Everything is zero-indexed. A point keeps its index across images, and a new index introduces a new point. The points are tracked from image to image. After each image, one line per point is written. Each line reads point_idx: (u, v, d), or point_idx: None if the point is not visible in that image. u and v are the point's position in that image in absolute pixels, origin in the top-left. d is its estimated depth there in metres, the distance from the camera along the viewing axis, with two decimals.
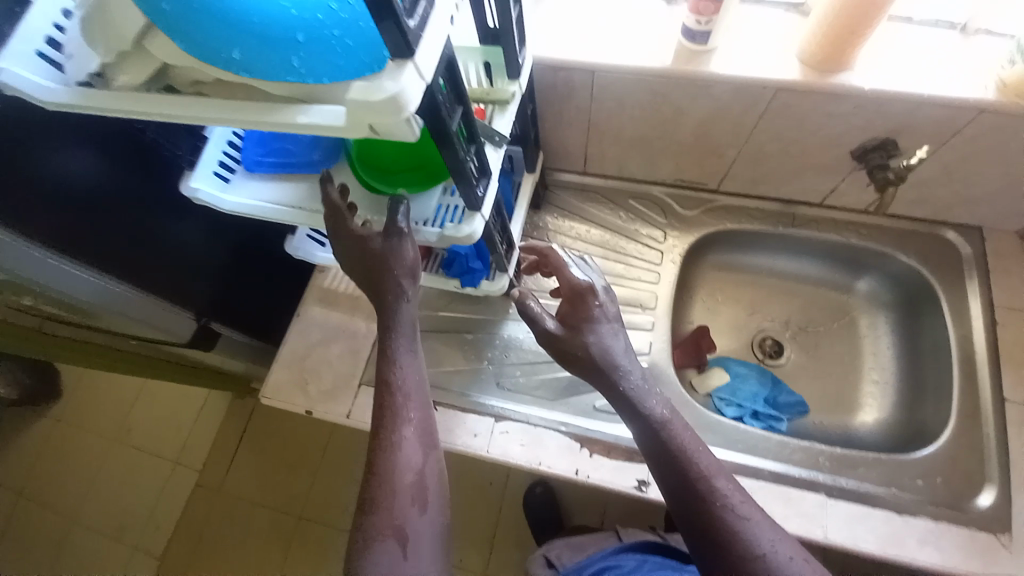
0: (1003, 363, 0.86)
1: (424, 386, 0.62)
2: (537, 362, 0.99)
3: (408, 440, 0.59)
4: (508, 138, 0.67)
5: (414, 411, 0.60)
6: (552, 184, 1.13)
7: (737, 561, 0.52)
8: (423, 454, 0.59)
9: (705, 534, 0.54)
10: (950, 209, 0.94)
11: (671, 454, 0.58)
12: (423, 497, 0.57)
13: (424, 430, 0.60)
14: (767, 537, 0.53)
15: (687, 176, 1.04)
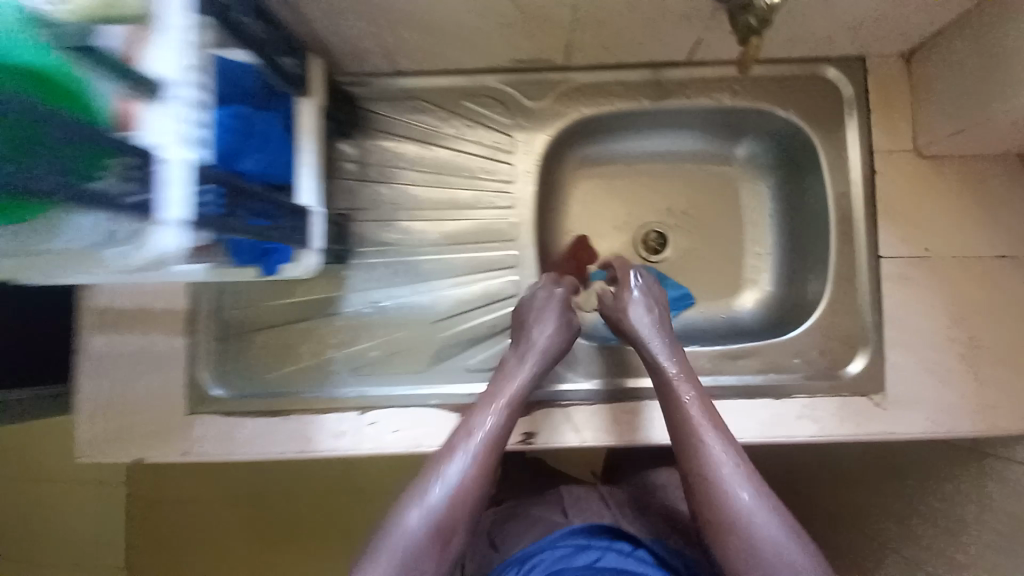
0: (878, 216, 0.80)
1: (505, 415, 0.68)
2: (390, 334, 0.80)
3: (455, 460, 0.63)
4: (168, 85, 0.46)
5: (472, 435, 0.65)
6: (356, 99, 0.83)
7: (705, 498, 0.63)
8: (471, 474, 0.63)
9: (693, 481, 0.64)
10: (830, 41, 0.77)
11: (683, 417, 0.67)
12: (466, 506, 0.62)
13: (481, 457, 0.64)
14: (742, 482, 0.62)
15: (524, 55, 0.79)
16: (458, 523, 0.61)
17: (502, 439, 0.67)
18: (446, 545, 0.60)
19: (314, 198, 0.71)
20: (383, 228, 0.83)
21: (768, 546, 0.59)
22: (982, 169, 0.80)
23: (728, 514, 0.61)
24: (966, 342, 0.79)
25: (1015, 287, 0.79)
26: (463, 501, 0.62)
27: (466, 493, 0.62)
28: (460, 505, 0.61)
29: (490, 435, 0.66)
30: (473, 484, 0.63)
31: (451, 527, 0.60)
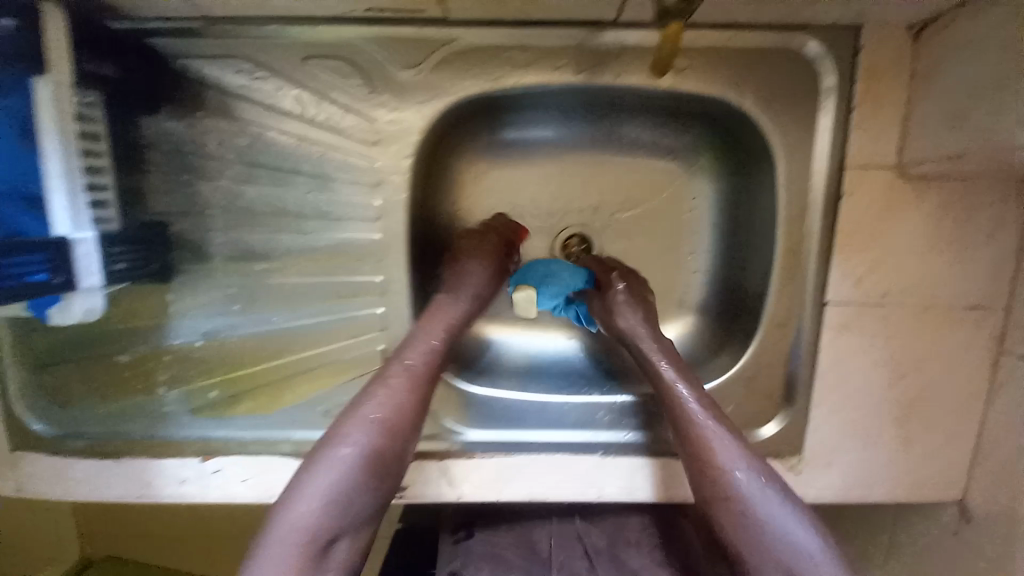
0: (833, 251, 0.65)
1: (440, 339, 0.60)
2: (233, 373, 0.67)
3: (356, 432, 0.51)
4: None
5: (393, 398, 0.54)
6: (156, 55, 0.59)
7: (696, 463, 0.57)
8: (399, 404, 0.54)
9: (692, 457, 0.57)
10: (815, 5, 0.54)
11: (661, 375, 0.62)
12: (396, 440, 0.53)
13: (410, 386, 0.55)
14: (731, 444, 0.56)
15: (383, 4, 0.55)
16: (387, 462, 0.51)
17: (437, 367, 0.58)
18: (375, 485, 0.50)
19: (81, 220, 0.54)
20: (213, 240, 0.66)
21: (762, 517, 0.52)
22: (977, 198, 0.62)
23: (717, 479, 0.55)
24: (904, 401, 0.69)
25: (975, 343, 0.67)
26: (393, 434, 0.52)
27: (396, 426, 0.53)
28: (386, 439, 0.52)
29: (425, 363, 0.57)
30: (405, 415, 0.54)
31: (379, 464, 0.50)
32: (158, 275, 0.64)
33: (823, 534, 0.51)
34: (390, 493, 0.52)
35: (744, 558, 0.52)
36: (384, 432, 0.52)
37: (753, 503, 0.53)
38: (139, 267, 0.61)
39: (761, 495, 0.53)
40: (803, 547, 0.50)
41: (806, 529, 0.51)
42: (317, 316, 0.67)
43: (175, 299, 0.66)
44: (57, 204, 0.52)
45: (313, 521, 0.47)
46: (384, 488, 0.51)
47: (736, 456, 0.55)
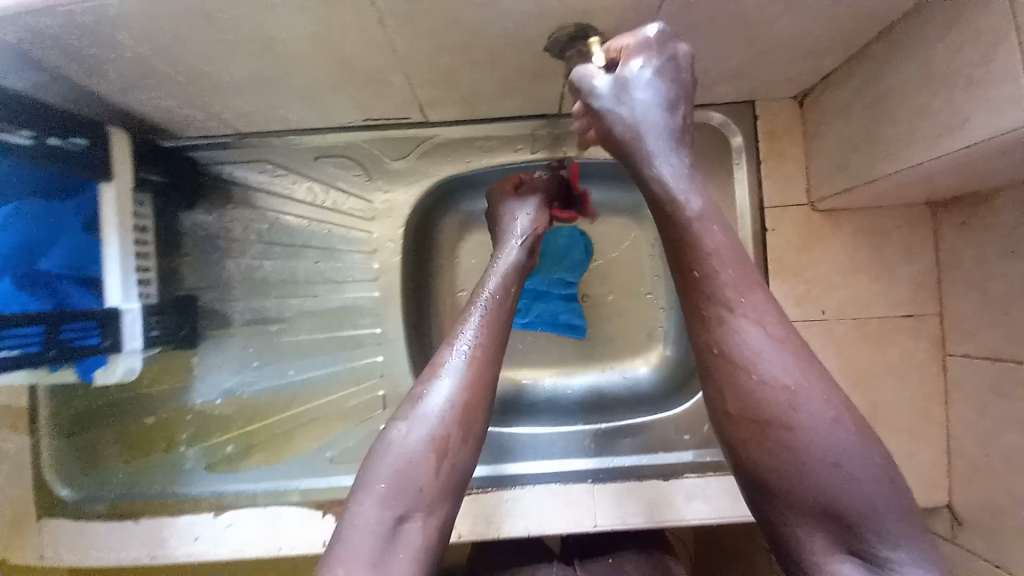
0: (772, 277, 0.74)
1: (496, 316, 0.59)
2: (248, 427, 0.74)
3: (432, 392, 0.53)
4: None
5: (473, 371, 0.54)
6: (196, 164, 0.76)
7: (818, 506, 0.41)
8: (472, 386, 0.54)
9: (815, 502, 0.41)
10: (713, 89, 0.70)
11: (786, 388, 0.43)
12: (467, 417, 0.52)
13: (479, 366, 0.55)
14: (763, 338, 0.44)
15: (379, 114, 0.71)
16: (459, 443, 0.51)
17: (500, 348, 0.57)
18: (450, 464, 0.51)
19: (128, 293, 0.64)
20: (235, 308, 0.76)
21: (792, 420, 0.42)
22: (885, 223, 0.73)
23: (736, 378, 0.44)
24: (867, 410, 0.73)
25: (921, 350, 0.73)
26: (465, 413, 0.52)
27: (468, 406, 0.53)
28: (461, 418, 0.52)
29: (489, 346, 0.56)
30: (477, 394, 0.54)
31: (450, 445, 0.51)
32: (186, 341, 0.73)
33: (877, 457, 0.41)
34: (470, 466, 0.53)
35: (780, 490, 0.42)
36: (459, 412, 0.52)
37: (787, 407, 0.42)
38: (172, 333, 0.71)
39: (796, 393, 0.42)
40: (838, 459, 0.41)
41: (855, 445, 0.41)
42: (320, 369, 0.75)
43: (197, 362, 0.75)
44: (111, 282, 0.63)
45: (394, 496, 0.48)
46: (462, 464, 0.52)
47: (766, 353, 0.43)
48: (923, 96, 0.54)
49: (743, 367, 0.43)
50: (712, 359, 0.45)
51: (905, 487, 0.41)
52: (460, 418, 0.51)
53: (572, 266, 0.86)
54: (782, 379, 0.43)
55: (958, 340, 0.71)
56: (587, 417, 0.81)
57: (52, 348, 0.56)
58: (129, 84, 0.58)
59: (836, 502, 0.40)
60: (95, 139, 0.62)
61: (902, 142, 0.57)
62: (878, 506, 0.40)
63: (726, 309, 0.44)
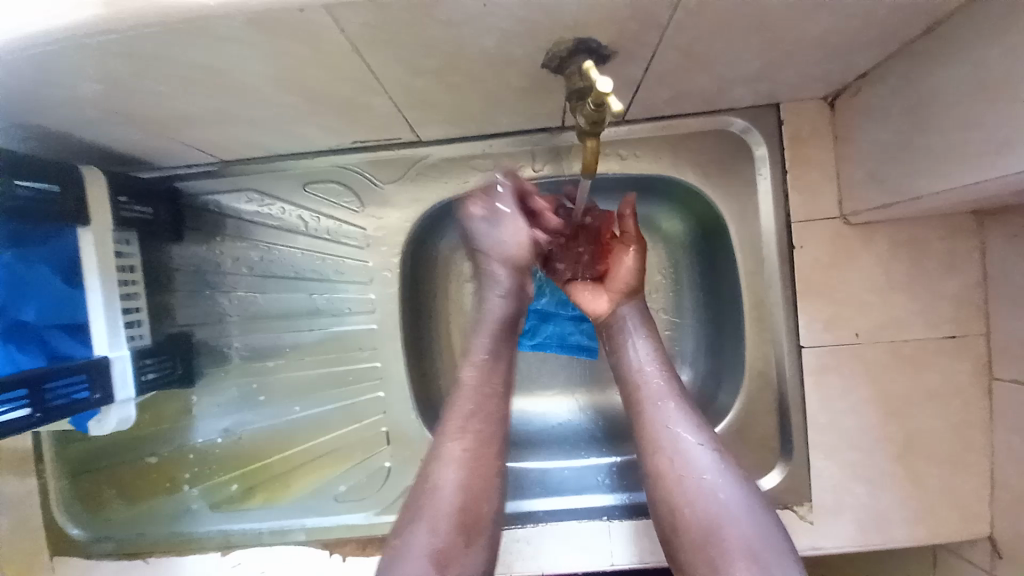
0: (798, 298, 0.68)
1: (496, 336, 0.63)
2: (251, 466, 0.73)
3: (452, 416, 0.60)
4: None
5: (486, 394, 0.61)
6: (182, 195, 0.73)
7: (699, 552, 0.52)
8: (471, 488, 0.57)
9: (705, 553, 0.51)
10: (730, 94, 0.62)
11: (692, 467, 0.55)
12: (468, 524, 0.55)
13: (471, 468, 0.57)
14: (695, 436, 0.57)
15: (366, 137, 0.66)
16: (465, 547, 0.54)
17: (492, 450, 0.59)
18: (457, 566, 0.53)
19: (116, 340, 0.62)
20: (232, 345, 0.74)
21: (697, 475, 0.55)
22: (926, 237, 0.66)
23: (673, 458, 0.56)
24: (903, 441, 0.68)
25: (964, 374, 0.66)
26: (476, 438, 0.59)
27: (478, 433, 0.59)
28: (472, 443, 0.58)
29: (477, 447, 0.58)
30: (485, 419, 0.60)
31: (454, 549, 0.53)
32: (182, 380, 0.72)
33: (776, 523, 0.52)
34: (484, 570, 0.55)
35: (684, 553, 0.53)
36: (468, 437, 0.58)
37: (686, 468, 0.55)
38: (168, 375, 0.69)
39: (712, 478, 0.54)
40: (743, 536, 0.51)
41: (753, 515, 0.52)
42: (321, 405, 0.73)
43: (197, 402, 0.73)
44: (97, 329, 0.61)
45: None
46: (472, 569, 0.54)
47: (695, 449, 0.56)
48: (975, 104, 0.47)
49: (678, 457, 0.56)
50: (651, 450, 0.58)
51: (779, 530, 0.51)
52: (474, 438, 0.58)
53: None
54: (683, 445, 0.56)
55: (1006, 364, 0.64)
56: (600, 447, 0.77)
57: (39, 411, 0.53)
58: (89, 123, 0.54)
59: (725, 539, 0.51)
60: (65, 181, 0.57)
61: (950, 155, 0.50)
62: (752, 536, 0.50)
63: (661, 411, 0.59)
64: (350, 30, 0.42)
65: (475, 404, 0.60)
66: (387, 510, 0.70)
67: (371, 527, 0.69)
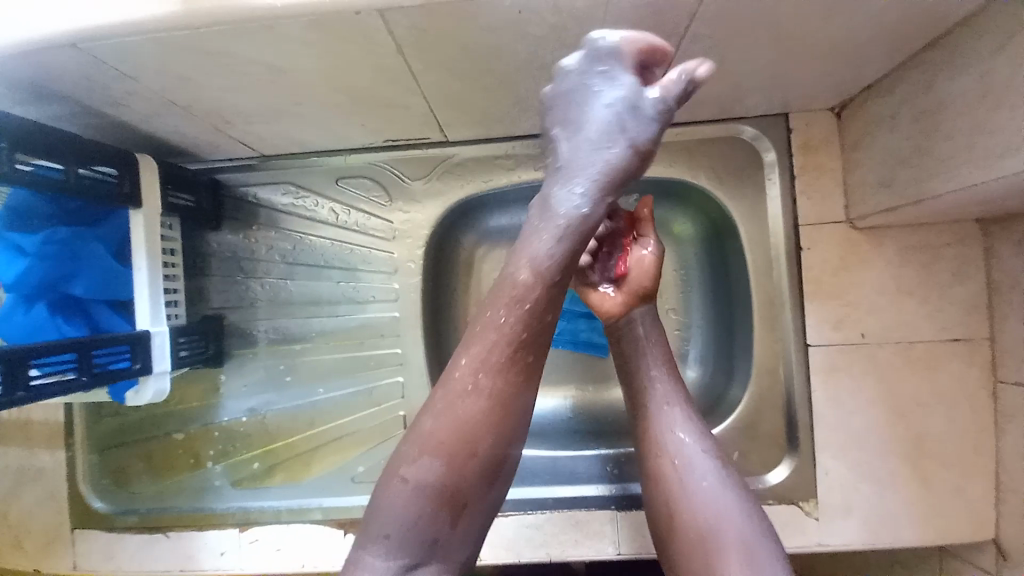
0: (805, 299, 0.71)
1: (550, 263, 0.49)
2: (273, 445, 0.76)
3: (476, 355, 0.49)
4: None
5: (524, 329, 0.48)
6: (222, 186, 0.77)
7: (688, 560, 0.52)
8: (500, 429, 0.48)
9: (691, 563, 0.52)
10: (743, 102, 0.66)
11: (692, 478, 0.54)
12: (493, 467, 0.49)
13: (507, 407, 0.49)
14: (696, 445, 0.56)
15: (398, 135, 0.71)
16: (481, 491, 0.49)
17: (531, 392, 0.50)
18: (466, 509, 0.48)
19: (157, 316, 0.66)
20: (261, 328, 0.78)
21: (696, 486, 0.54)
22: (931, 241, 0.69)
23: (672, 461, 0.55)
24: (910, 441, 0.69)
25: (970, 377, 0.68)
26: (505, 384, 0.48)
27: (508, 375, 0.48)
28: (497, 387, 0.48)
29: (517, 389, 0.49)
30: (517, 358, 0.49)
31: (470, 491, 0.48)
32: (213, 360, 0.75)
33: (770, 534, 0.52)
34: (489, 515, 0.51)
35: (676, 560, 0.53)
36: (496, 379, 0.48)
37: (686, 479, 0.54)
38: (200, 354, 0.73)
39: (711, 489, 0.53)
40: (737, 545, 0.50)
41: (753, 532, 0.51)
42: (343, 389, 0.76)
43: (225, 382, 0.77)
44: (140, 305, 0.65)
45: (401, 526, 0.46)
46: (480, 513, 0.50)
47: (696, 455, 0.55)
48: (978, 112, 0.50)
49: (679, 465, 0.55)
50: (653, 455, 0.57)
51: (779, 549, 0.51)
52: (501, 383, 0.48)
53: None
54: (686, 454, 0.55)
55: (1011, 367, 0.66)
56: (608, 440, 0.79)
57: (85, 374, 0.56)
58: (150, 112, 0.59)
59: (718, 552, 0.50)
60: (122, 166, 0.62)
61: (956, 158, 0.53)
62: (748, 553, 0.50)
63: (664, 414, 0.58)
64: (399, 32, 0.46)
65: (528, 334, 0.48)
66: None
67: None
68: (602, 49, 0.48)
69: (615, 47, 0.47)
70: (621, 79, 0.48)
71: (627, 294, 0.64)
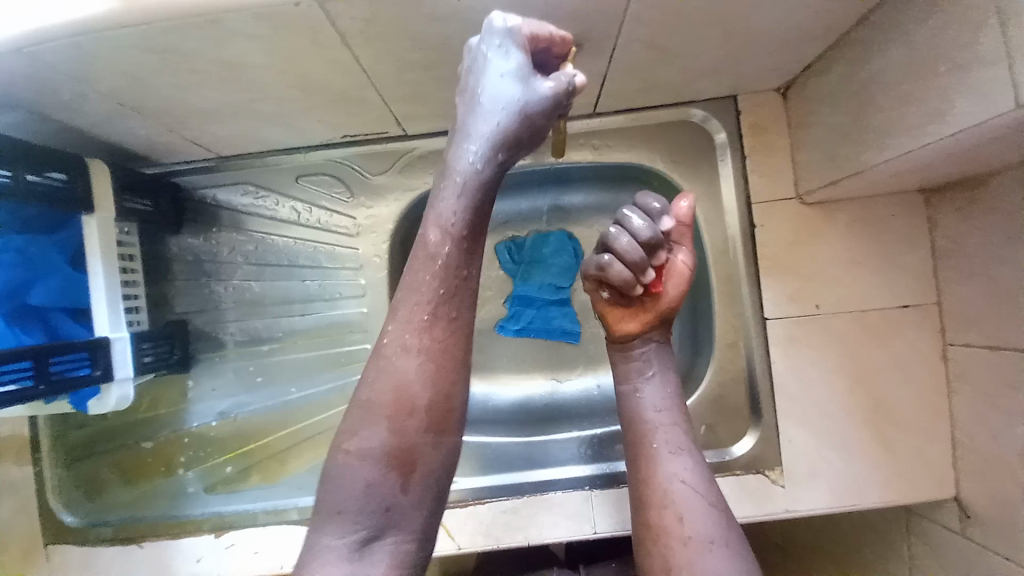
0: (763, 273, 0.73)
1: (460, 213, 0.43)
2: (247, 447, 0.75)
3: (400, 325, 0.45)
4: None
5: (447, 288, 0.44)
6: (181, 189, 0.77)
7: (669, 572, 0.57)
8: (438, 379, 0.44)
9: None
10: (691, 86, 0.68)
11: (684, 505, 0.58)
12: (436, 422, 0.45)
13: (439, 352, 0.45)
14: (692, 474, 0.60)
15: (356, 131, 0.71)
16: (431, 445, 0.45)
17: (465, 334, 0.46)
18: (420, 469, 0.45)
19: (116, 322, 0.65)
20: (227, 330, 0.77)
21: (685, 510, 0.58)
22: (878, 214, 0.71)
23: (673, 505, 0.59)
24: (868, 406, 0.72)
25: (921, 340, 0.71)
26: (432, 349, 0.44)
27: (433, 335, 0.44)
28: (425, 348, 0.44)
29: (447, 335, 0.45)
30: (438, 319, 0.44)
31: (418, 449, 0.44)
32: (178, 365, 0.74)
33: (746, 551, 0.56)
34: (447, 470, 0.46)
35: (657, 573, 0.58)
36: (425, 344, 0.44)
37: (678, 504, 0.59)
38: (165, 359, 0.72)
39: (698, 512, 0.58)
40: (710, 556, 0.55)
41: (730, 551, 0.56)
42: (316, 386, 0.76)
43: (194, 386, 0.76)
44: (99, 311, 0.64)
45: (354, 500, 0.43)
46: (435, 467, 0.45)
47: (689, 484, 0.60)
48: (907, 82, 0.52)
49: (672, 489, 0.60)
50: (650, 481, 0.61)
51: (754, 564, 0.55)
52: (428, 351, 0.44)
53: (561, 268, 0.85)
54: (681, 482, 0.60)
55: (958, 328, 0.69)
56: (582, 422, 0.81)
57: (43, 383, 0.55)
58: (98, 115, 0.58)
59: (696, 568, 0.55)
60: (71, 171, 0.61)
61: (890, 128, 0.55)
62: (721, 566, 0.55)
63: (667, 460, 0.61)
64: (342, 24, 0.47)
65: (446, 275, 0.44)
66: None
67: None
68: (498, 24, 0.42)
69: (508, 29, 0.42)
70: (516, 54, 0.43)
71: (653, 317, 0.66)
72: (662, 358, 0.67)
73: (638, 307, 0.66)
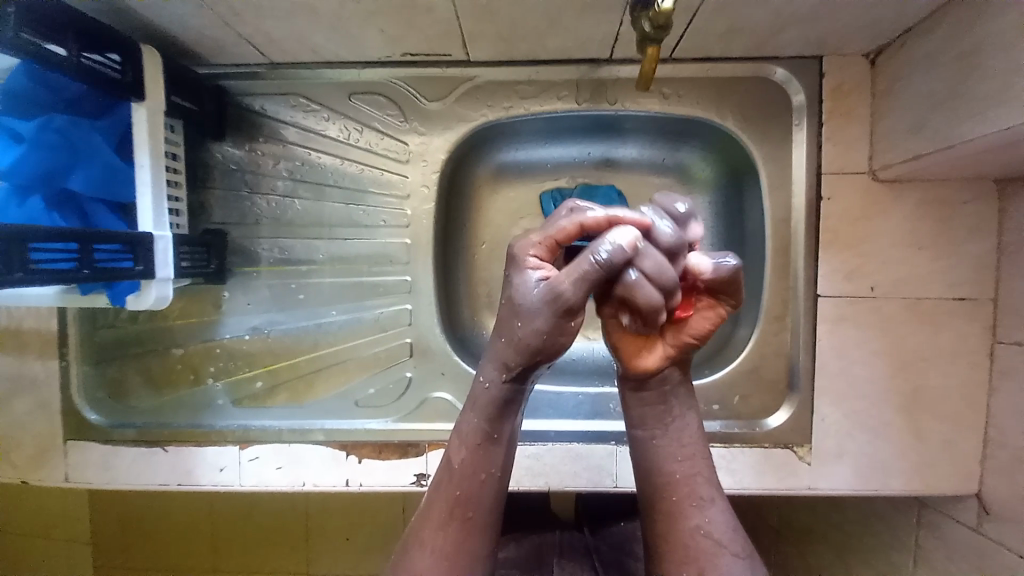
0: (821, 247, 0.71)
1: (486, 456, 0.52)
2: (275, 365, 0.75)
3: (445, 527, 0.52)
4: None
5: (480, 484, 0.52)
6: (227, 93, 0.73)
7: None
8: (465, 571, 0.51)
9: None
10: (779, 38, 0.64)
11: (701, 548, 0.52)
12: None
13: (466, 551, 0.51)
14: (714, 517, 0.53)
15: (418, 49, 0.67)
16: None
17: (482, 533, 0.53)
18: None
19: (160, 221, 0.63)
20: (263, 247, 0.75)
21: (703, 552, 0.52)
22: (950, 199, 0.68)
23: (696, 561, 0.52)
24: (906, 394, 0.70)
25: (972, 334, 0.69)
26: (467, 553, 0.51)
27: (470, 544, 0.51)
28: (465, 553, 0.51)
29: (467, 532, 0.52)
30: (474, 538, 0.52)
31: None
32: (215, 275, 0.73)
33: None
34: None
35: None
36: (460, 552, 0.51)
37: (696, 547, 0.52)
38: (201, 267, 0.70)
39: (713, 554, 0.52)
40: None
41: None
42: (351, 315, 0.75)
43: (229, 302, 0.75)
44: (143, 206, 0.62)
45: None
46: None
47: (708, 529, 0.53)
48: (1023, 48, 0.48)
49: (690, 530, 0.53)
50: (666, 516, 0.54)
51: None
52: (465, 550, 0.51)
53: None
54: (698, 520, 0.53)
55: (1014, 327, 0.66)
56: (615, 379, 0.79)
57: (85, 268, 0.53)
58: None
59: None
60: (126, 56, 0.58)
61: (989, 100, 0.51)
62: None
63: (685, 510, 0.54)
64: None
65: (475, 490, 0.52)
66: (405, 417, 0.73)
67: (388, 433, 0.72)
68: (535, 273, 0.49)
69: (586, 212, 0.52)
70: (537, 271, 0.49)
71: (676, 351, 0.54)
72: (682, 399, 0.56)
73: (658, 336, 0.54)
